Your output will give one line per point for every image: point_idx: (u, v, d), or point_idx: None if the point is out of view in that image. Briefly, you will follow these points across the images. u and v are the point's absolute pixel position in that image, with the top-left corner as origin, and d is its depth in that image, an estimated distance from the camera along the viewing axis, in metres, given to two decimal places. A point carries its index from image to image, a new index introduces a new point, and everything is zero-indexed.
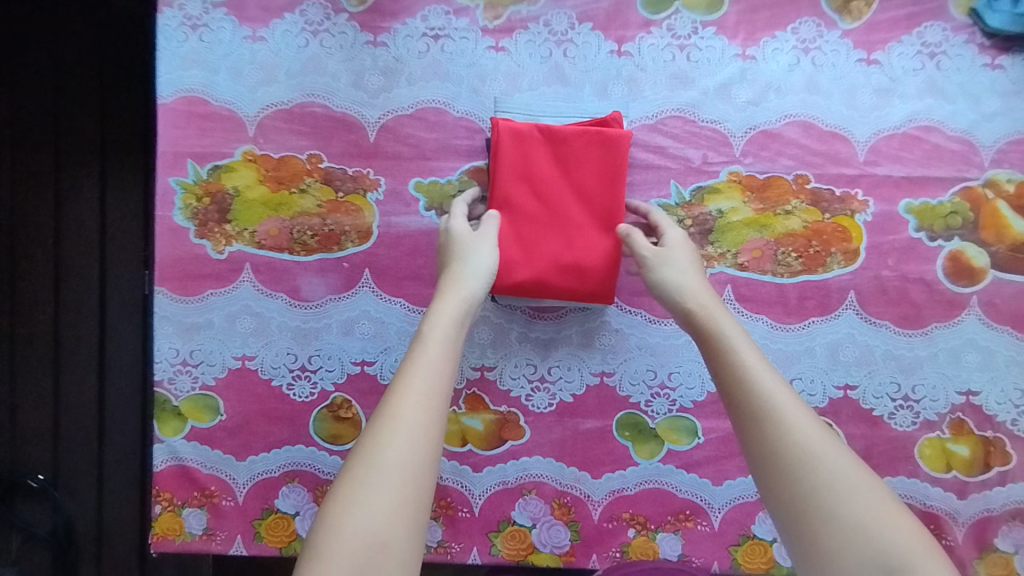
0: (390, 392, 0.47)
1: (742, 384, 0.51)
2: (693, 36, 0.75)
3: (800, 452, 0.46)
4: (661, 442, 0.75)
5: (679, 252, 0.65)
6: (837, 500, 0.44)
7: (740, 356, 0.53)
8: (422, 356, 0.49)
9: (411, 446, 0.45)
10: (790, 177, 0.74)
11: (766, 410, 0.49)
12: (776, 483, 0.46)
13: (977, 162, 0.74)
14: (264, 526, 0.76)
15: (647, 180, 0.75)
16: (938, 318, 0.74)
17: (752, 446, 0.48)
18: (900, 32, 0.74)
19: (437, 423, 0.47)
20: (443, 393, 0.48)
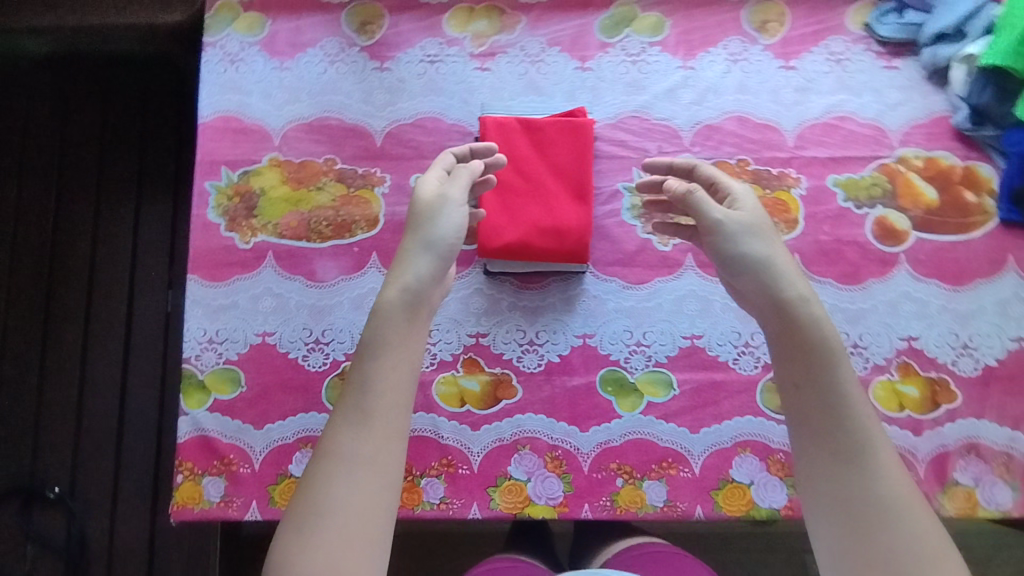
0: (327, 428, 0.58)
1: (834, 414, 0.58)
2: (643, 53, 0.91)
3: (874, 489, 0.55)
4: (641, 395, 0.84)
5: (750, 229, 0.68)
6: (903, 533, 0.53)
7: (837, 380, 0.59)
8: (356, 388, 0.59)
9: (346, 482, 0.55)
10: (733, 161, 0.88)
11: (851, 443, 0.57)
12: (860, 514, 0.55)
13: (888, 143, 0.88)
14: (277, 491, 0.82)
15: (613, 168, 0.89)
16: (874, 275, 0.86)
17: (829, 471, 0.56)
18: (810, 45, 0.91)
19: (375, 451, 0.57)
20: (386, 441, 0.57)
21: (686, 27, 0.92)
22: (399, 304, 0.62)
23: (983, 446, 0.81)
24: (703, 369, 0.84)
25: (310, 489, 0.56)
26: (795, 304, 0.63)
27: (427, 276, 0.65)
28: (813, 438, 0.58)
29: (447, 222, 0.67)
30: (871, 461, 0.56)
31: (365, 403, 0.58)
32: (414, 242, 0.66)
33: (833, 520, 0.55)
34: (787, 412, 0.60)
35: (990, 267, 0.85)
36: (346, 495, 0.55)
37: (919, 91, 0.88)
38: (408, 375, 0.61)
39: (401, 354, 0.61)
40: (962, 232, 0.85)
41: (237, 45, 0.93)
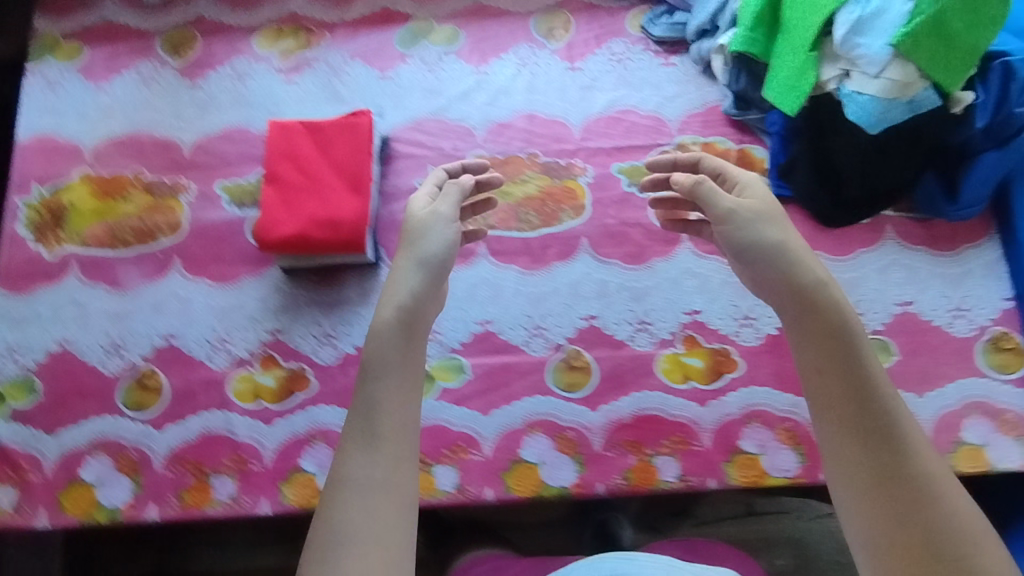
0: (337, 457, 0.62)
1: (860, 393, 0.62)
2: (439, 61, 0.99)
3: (904, 464, 0.59)
4: (432, 380, 0.86)
5: (766, 220, 0.72)
6: (930, 503, 0.57)
7: (859, 362, 0.64)
8: (358, 411, 0.64)
9: (361, 504, 0.59)
10: (523, 155, 0.94)
11: (879, 420, 0.61)
12: (890, 481, 0.59)
13: (667, 132, 0.95)
14: (67, 497, 0.83)
15: (410, 166, 0.94)
16: (659, 253, 0.91)
17: (860, 449, 0.60)
18: (593, 47, 0.99)
19: (386, 474, 0.61)
20: (401, 454, 0.62)
21: (479, 37, 1.00)
22: (395, 326, 0.67)
23: (769, 414, 0.84)
24: (496, 353, 0.87)
25: (320, 521, 0.59)
26: (818, 293, 0.67)
27: (417, 292, 0.70)
28: (839, 418, 0.62)
29: (438, 240, 0.72)
30: (901, 436, 0.60)
31: (374, 424, 0.63)
32: (409, 262, 0.72)
33: (865, 497, 0.59)
34: (810, 395, 0.65)
35: None
36: (361, 519, 0.58)
37: (694, 84, 0.96)
38: (412, 395, 0.65)
39: (407, 375, 0.66)
40: None
41: (56, 71, 0.98)
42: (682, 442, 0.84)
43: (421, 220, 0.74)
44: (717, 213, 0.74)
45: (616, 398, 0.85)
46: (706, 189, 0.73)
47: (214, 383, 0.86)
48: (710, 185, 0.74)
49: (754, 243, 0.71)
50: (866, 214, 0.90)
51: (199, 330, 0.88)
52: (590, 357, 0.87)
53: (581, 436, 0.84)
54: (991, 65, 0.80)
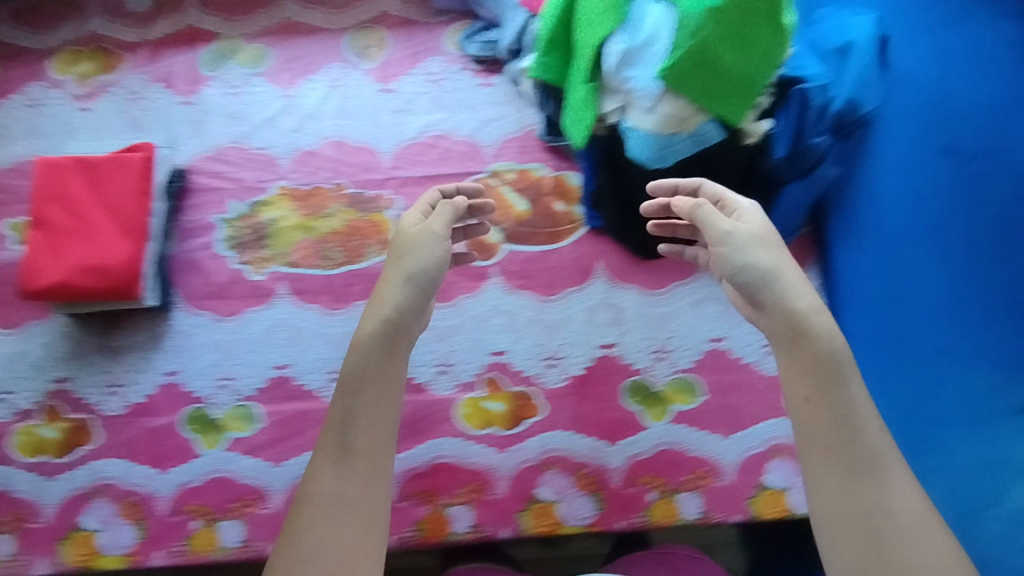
0: (307, 473, 0.59)
1: (848, 428, 0.56)
2: (244, 84, 0.93)
3: (887, 505, 0.54)
4: (223, 431, 0.83)
5: (759, 239, 0.63)
6: (908, 550, 0.52)
7: (849, 395, 0.57)
8: (334, 427, 0.60)
9: (328, 524, 0.56)
10: (328, 186, 0.90)
11: (865, 456, 0.55)
12: (872, 523, 0.54)
13: (481, 158, 0.90)
14: None
15: (209, 200, 0.90)
16: (466, 291, 0.87)
17: (848, 488, 0.55)
18: (408, 67, 0.93)
19: (358, 492, 0.58)
20: (379, 476, 0.59)
21: (288, 56, 0.94)
22: (375, 339, 0.62)
23: (567, 459, 0.82)
24: (289, 400, 0.84)
25: (290, 538, 0.56)
26: (810, 318, 0.59)
27: (398, 317, 0.64)
28: (831, 451, 0.56)
29: (423, 258, 0.66)
30: (886, 475, 0.55)
31: (338, 443, 0.59)
32: (393, 286, 0.65)
33: (849, 539, 0.54)
34: (796, 425, 0.59)
35: (579, 275, 0.87)
36: (333, 536, 0.55)
37: (512, 106, 0.91)
38: (379, 411, 0.61)
39: (381, 392, 0.61)
40: (551, 242, 0.88)
41: None
42: (478, 490, 0.81)
43: (410, 233, 0.68)
44: (712, 233, 0.65)
45: (412, 445, 0.82)
46: (700, 212, 0.65)
47: None
48: (708, 210, 0.66)
49: (749, 266, 0.62)
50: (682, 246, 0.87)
51: None
52: None
53: None
54: (790, 91, 0.75)
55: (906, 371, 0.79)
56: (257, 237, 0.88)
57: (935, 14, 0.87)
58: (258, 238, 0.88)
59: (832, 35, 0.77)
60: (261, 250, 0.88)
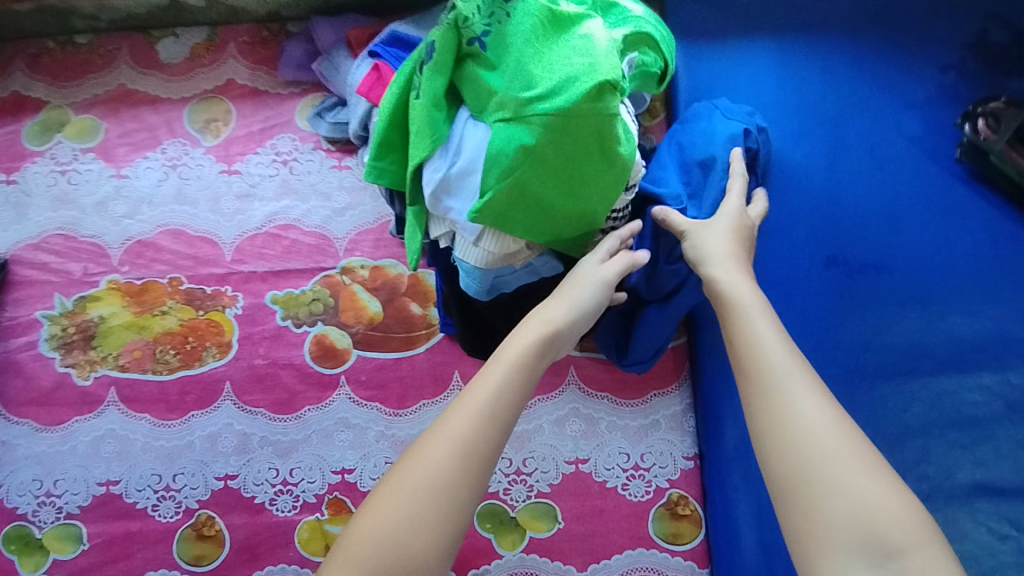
0: (448, 407, 0.49)
1: (748, 348, 0.49)
2: (74, 162, 0.85)
3: (787, 412, 0.44)
4: (45, 553, 0.77)
5: (721, 224, 0.63)
6: (816, 460, 0.42)
7: (752, 323, 0.51)
8: (486, 382, 0.50)
9: (435, 460, 0.45)
10: (164, 281, 0.83)
11: (761, 368, 0.47)
12: (775, 443, 0.44)
13: (332, 253, 0.83)
14: None
15: (33, 295, 0.82)
16: (311, 401, 0.81)
17: (757, 406, 0.46)
18: (255, 145, 0.86)
19: (483, 445, 0.46)
20: (499, 430, 0.47)
21: (124, 129, 0.86)
22: (540, 338, 0.54)
23: None
24: (118, 519, 0.78)
25: (405, 460, 0.46)
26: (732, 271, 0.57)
27: (562, 331, 0.57)
28: (744, 376, 0.48)
29: (593, 293, 0.60)
30: (785, 385, 0.45)
31: (491, 399, 0.48)
32: (558, 303, 0.59)
33: (775, 466, 0.43)
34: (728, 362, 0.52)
35: (434, 386, 0.81)
36: (455, 476, 0.45)
37: (366, 193, 0.85)
38: (532, 387, 0.51)
39: (529, 368, 0.52)
40: (405, 348, 0.81)
41: None
42: None
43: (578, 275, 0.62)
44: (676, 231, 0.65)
45: (248, 571, 0.77)
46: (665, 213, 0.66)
47: None
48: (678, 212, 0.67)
49: (704, 247, 0.62)
50: None
51: None
52: (222, 525, 0.78)
53: None
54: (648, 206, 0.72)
55: (748, 497, 0.71)
56: (85, 338, 0.82)
57: (832, 103, 0.83)
58: (86, 339, 0.81)
59: (700, 141, 0.75)
60: (88, 351, 0.81)
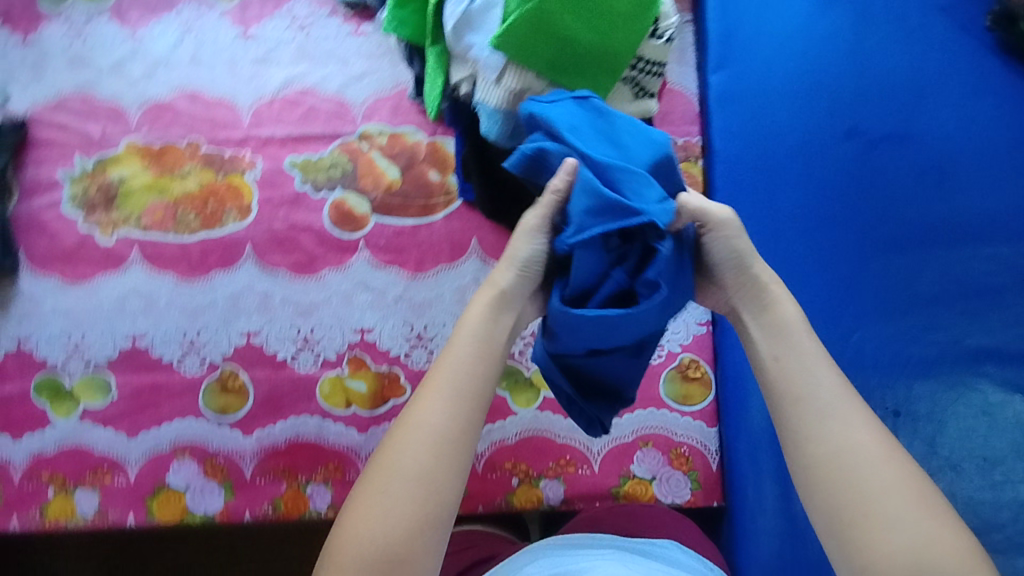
0: (415, 397, 0.53)
1: (805, 383, 0.53)
2: (88, 23, 0.85)
3: (846, 440, 0.51)
4: (76, 400, 0.81)
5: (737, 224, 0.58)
6: (879, 490, 0.49)
7: (801, 350, 0.55)
8: (446, 369, 0.54)
9: (412, 454, 0.51)
10: (183, 144, 0.83)
11: (820, 403, 0.52)
12: (835, 483, 0.50)
13: (350, 119, 0.84)
14: None
15: (52, 154, 0.83)
16: (331, 264, 0.83)
17: (812, 433, 0.52)
18: (270, 10, 0.86)
19: (453, 432, 0.51)
20: (470, 412, 0.53)
21: None
22: (486, 312, 0.56)
23: None
24: (144, 371, 0.81)
25: (383, 457, 0.51)
26: (772, 279, 0.58)
27: (509, 294, 0.57)
28: (788, 403, 0.54)
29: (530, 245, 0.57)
30: (838, 419, 0.52)
31: (450, 382, 0.53)
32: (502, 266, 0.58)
33: (831, 499, 0.50)
34: (767, 386, 0.55)
35: (451, 252, 0.83)
36: (428, 466, 0.50)
37: (384, 61, 0.85)
38: (490, 359, 0.55)
39: (489, 345, 0.55)
40: (423, 215, 0.83)
41: None
42: (337, 470, 0.80)
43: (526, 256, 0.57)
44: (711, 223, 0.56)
45: (272, 421, 0.81)
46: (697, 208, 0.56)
47: None
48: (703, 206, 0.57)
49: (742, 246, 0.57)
50: None
51: None
52: (246, 379, 0.81)
53: (231, 460, 0.80)
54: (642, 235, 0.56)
55: None
56: (106, 198, 0.83)
57: None
58: (107, 199, 0.83)
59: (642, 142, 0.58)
60: (110, 211, 0.83)
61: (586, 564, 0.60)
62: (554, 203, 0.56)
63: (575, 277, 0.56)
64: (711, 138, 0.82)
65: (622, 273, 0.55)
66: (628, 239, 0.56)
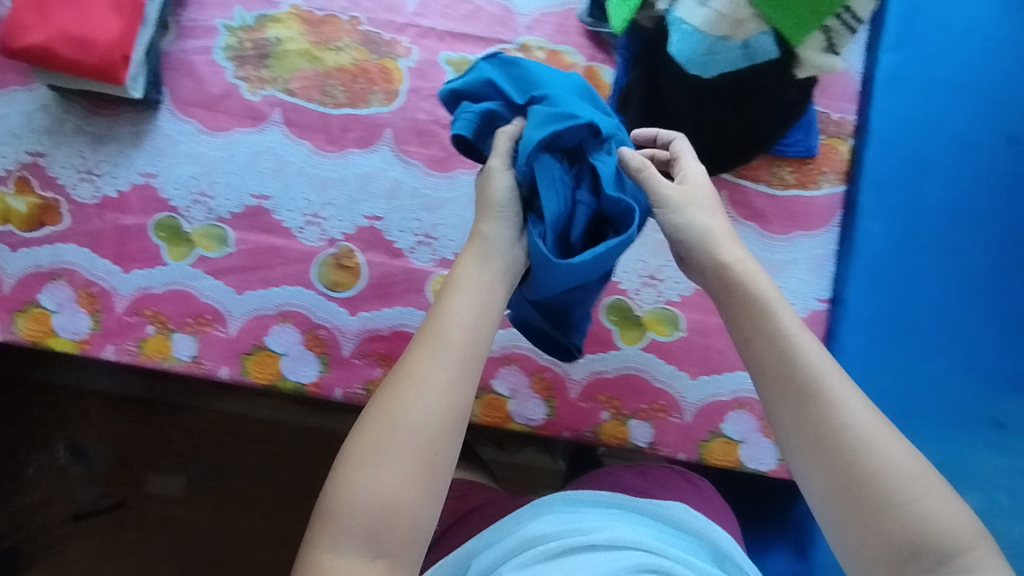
0: (411, 356, 0.56)
1: (787, 363, 0.56)
2: None
3: (835, 420, 0.53)
4: (191, 246, 0.81)
5: (704, 197, 0.63)
6: (874, 467, 0.52)
7: (780, 326, 0.57)
8: (440, 328, 0.57)
9: (407, 409, 0.54)
10: (344, 17, 0.83)
11: (803, 383, 0.55)
12: (833, 465, 0.53)
13: (513, 27, 0.83)
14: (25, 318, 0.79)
15: (215, 1, 0.83)
16: (466, 166, 0.83)
17: (804, 416, 0.54)
18: None
19: (445, 385, 0.55)
20: (464, 366, 0.56)
21: None
22: (472, 269, 0.60)
23: (528, 359, 0.81)
24: (263, 233, 0.81)
25: (379, 415, 0.54)
26: (735, 255, 0.60)
27: (491, 245, 0.61)
28: (773, 387, 0.56)
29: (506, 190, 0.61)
30: (825, 397, 0.54)
31: (442, 338, 0.56)
32: (490, 224, 0.61)
33: (829, 482, 0.53)
34: (753, 373, 0.58)
35: None
36: (423, 419, 0.53)
37: None
38: (483, 314, 0.58)
39: (480, 299, 0.58)
40: None
41: None
42: None
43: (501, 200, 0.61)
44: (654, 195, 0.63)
45: (380, 306, 0.81)
46: (647, 173, 0.62)
47: None
48: (652, 173, 0.63)
49: (693, 221, 0.61)
50: (719, 170, 0.81)
51: None
52: (362, 260, 0.81)
53: (332, 336, 0.80)
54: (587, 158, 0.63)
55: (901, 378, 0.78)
56: (259, 55, 0.83)
57: None
58: (260, 56, 0.83)
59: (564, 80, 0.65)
60: (260, 69, 0.82)
61: (598, 524, 0.62)
62: (507, 149, 0.62)
63: (553, 216, 0.59)
64: (869, 116, 0.82)
65: (585, 193, 0.61)
66: (575, 161, 0.63)
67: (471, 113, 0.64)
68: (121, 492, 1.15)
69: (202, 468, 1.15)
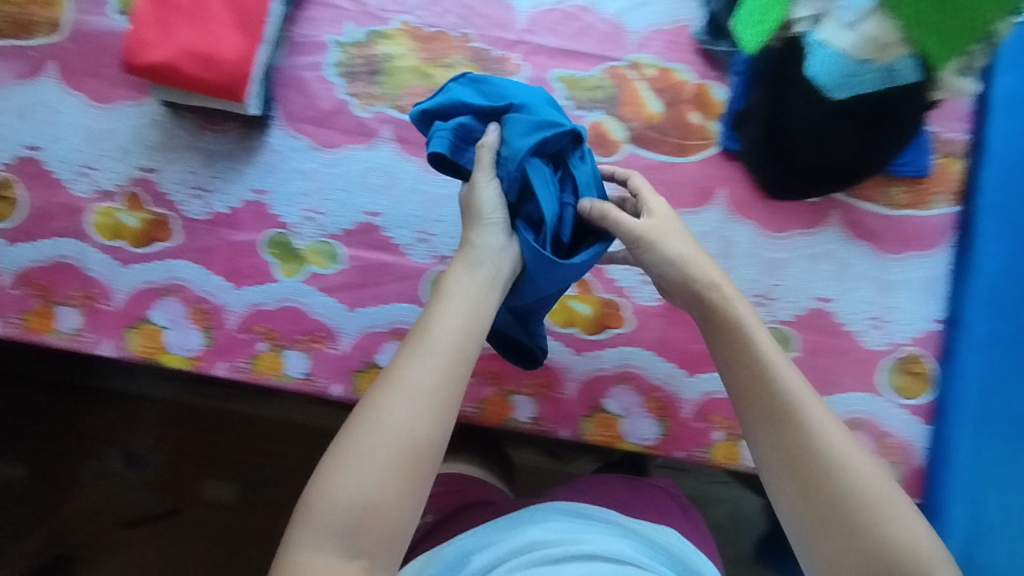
0: (400, 359, 0.56)
1: (767, 389, 0.60)
2: None
3: (812, 445, 0.58)
4: (303, 263, 0.81)
5: (675, 230, 0.65)
6: (845, 486, 0.56)
7: (758, 353, 0.61)
8: (429, 333, 0.57)
9: (390, 412, 0.53)
10: (454, 34, 0.83)
11: (782, 408, 0.59)
12: (811, 486, 0.57)
13: (623, 45, 0.83)
14: (137, 335, 0.79)
15: (326, 18, 0.83)
16: None
17: (784, 439, 0.59)
18: None
19: (429, 390, 0.54)
20: (450, 373, 0.55)
21: None
22: (463, 275, 0.60)
23: (640, 378, 0.81)
24: (374, 250, 0.81)
25: (362, 418, 0.54)
26: (723, 280, 0.64)
27: (478, 254, 0.61)
28: (755, 411, 0.60)
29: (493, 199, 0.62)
30: (800, 421, 0.59)
31: (428, 343, 0.56)
32: (479, 232, 0.62)
33: (803, 502, 0.57)
34: (736, 400, 0.62)
35: (697, 197, 0.81)
36: (406, 424, 0.53)
37: None
38: (473, 321, 0.58)
39: (472, 307, 0.58)
40: (677, 153, 0.82)
41: None
42: (546, 386, 0.80)
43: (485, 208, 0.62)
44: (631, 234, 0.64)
45: None
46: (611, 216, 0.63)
47: (74, 211, 0.80)
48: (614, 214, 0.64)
49: (665, 251, 0.64)
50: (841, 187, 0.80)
51: (66, 149, 0.81)
52: None
53: None
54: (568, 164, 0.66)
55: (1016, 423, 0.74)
56: (369, 72, 0.82)
57: None
58: (371, 73, 0.82)
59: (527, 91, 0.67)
60: (371, 85, 0.82)
61: (589, 536, 0.63)
62: (490, 161, 0.63)
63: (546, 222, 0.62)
64: (986, 135, 0.81)
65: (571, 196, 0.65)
66: (558, 165, 0.66)
67: (447, 129, 0.65)
68: (175, 500, 1.13)
69: (256, 473, 1.13)
